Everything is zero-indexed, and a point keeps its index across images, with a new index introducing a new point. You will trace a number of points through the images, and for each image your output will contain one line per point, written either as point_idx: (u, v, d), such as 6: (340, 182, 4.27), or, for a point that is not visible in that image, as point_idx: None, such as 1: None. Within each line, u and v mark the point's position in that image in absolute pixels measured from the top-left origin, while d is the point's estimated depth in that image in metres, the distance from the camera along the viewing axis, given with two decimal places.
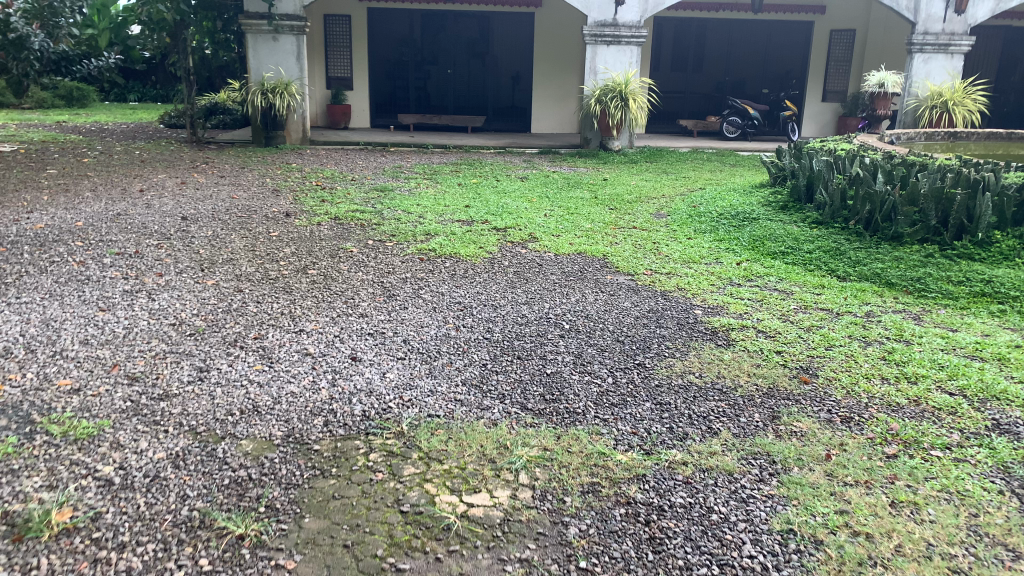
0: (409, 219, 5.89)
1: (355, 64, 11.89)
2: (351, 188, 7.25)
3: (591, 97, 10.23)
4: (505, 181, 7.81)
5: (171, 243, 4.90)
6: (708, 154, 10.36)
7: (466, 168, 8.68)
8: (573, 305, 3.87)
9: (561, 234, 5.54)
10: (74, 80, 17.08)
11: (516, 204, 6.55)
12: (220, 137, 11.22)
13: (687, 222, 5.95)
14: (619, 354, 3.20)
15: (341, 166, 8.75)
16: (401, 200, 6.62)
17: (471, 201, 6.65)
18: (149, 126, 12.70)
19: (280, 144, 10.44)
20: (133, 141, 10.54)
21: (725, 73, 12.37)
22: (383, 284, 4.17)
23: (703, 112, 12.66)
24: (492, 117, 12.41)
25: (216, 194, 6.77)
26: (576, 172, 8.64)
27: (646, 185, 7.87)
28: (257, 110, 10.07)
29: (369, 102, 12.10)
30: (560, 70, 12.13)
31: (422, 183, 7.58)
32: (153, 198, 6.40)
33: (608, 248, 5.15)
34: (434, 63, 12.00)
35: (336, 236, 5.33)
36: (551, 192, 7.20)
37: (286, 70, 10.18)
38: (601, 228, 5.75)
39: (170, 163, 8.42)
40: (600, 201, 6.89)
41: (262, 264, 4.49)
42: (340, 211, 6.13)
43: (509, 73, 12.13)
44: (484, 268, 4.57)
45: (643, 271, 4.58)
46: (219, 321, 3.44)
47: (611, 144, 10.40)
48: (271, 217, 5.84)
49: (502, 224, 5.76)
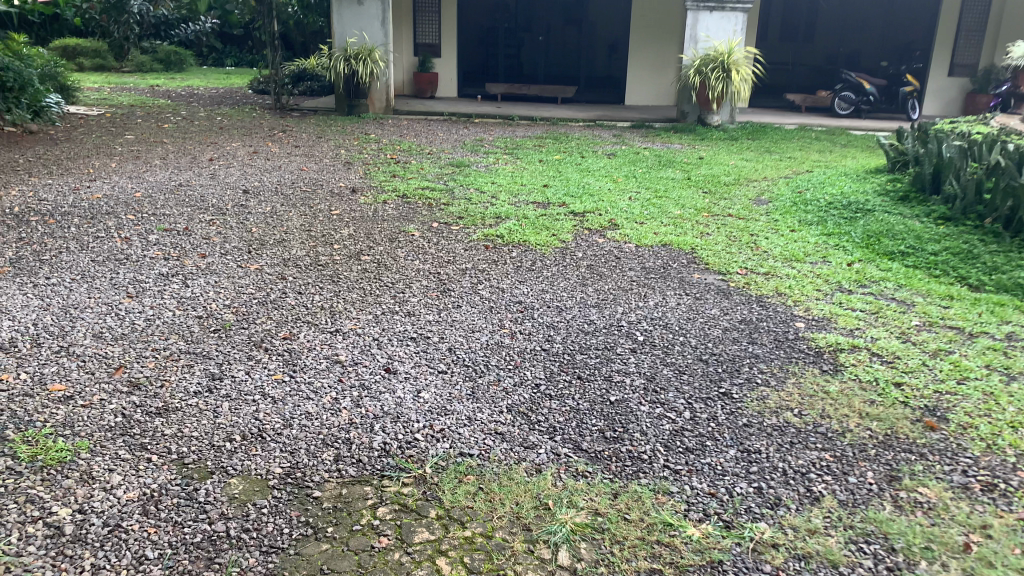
0: (481, 198, 5.48)
1: (444, 31, 11.48)
2: (425, 162, 6.88)
3: (690, 68, 9.53)
4: (590, 158, 7.28)
5: (224, 219, 4.65)
6: (816, 132, 9.49)
7: (549, 143, 8.18)
8: (652, 311, 3.35)
9: (643, 220, 5.01)
10: (171, 44, 17.44)
11: (597, 184, 6.04)
12: (306, 105, 11.06)
13: (790, 212, 5.30)
14: (702, 379, 2.67)
15: (420, 138, 8.39)
16: (475, 177, 6.21)
17: (550, 180, 6.17)
18: (238, 92, 12.71)
19: (363, 113, 10.17)
20: (219, 108, 10.50)
21: (839, 45, 11.39)
22: (439, 276, 3.76)
23: (813, 86, 11.68)
24: (584, 88, 11.77)
25: (286, 165, 6.53)
26: (668, 149, 8.02)
27: (745, 166, 7.19)
28: (341, 78, 9.80)
29: (457, 71, 11.68)
30: (659, 39, 11.38)
31: (501, 159, 7.15)
32: (221, 169, 6.21)
33: (696, 239, 4.59)
34: (527, 31, 11.50)
35: (400, 216, 4.96)
36: (638, 172, 6.64)
37: (370, 36, 9.89)
38: (689, 215, 5.19)
39: (248, 131, 8.29)
40: (692, 183, 6.28)
41: (314, 247, 4.17)
42: (408, 187, 5.77)
43: (604, 42, 11.48)
44: (554, 260, 4.10)
45: (736, 269, 4.02)
46: (249, 316, 3.13)
47: (710, 119, 9.64)
48: (335, 192, 5.53)
49: (579, 207, 5.27)
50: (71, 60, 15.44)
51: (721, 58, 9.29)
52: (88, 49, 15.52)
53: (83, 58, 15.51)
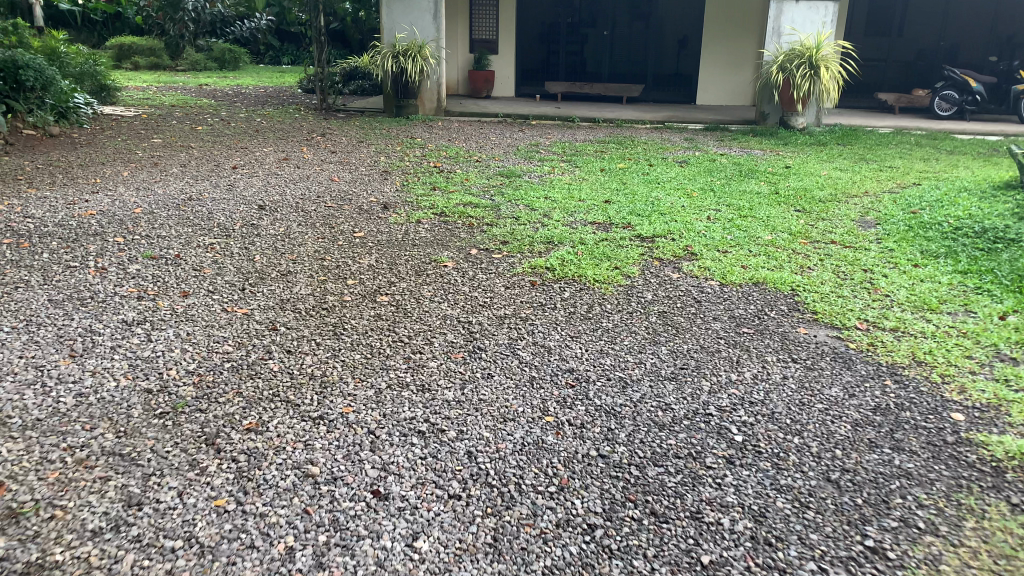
0: (531, 217, 4.68)
1: (502, 25, 10.68)
2: (472, 171, 6.09)
3: (772, 64, 8.53)
4: (660, 166, 6.40)
5: (227, 244, 3.94)
6: (916, 136, 8.39)
7: (613, 149, 7.32)
8: (750, 392, 2.47)
9: (728, 249, 4.11)
10: (227, 43, 17.02)
11: (669, 200, 5.17)
12: (353, 104, 10.42)
13: (906, 238, 4.36)
14: (837, 527, 1.83)
15: (470, 142, 7.61)
16: (527, 190, 5.39)
17: (614, 195, 5.32)
18: (286, 90, 12.16)
19: (412, 114, 9.41)
20: (262, 108, 9.92)
21: (940, 37, 10.17)
22: (470, 328, 2.97)
23: (909, 85, 10.48)
24: (651, 87, 10.82)
25: (317, 174, 5.81)
26: (748, 156, 7.06)
27: (841, 178, 6.20)
28: (388, 76, 9.09)
29: (514, 69, 10.89)
30: (737, 33, 10.36)
31: (558, 167, 6.33)
32: (242, 179, 5.53)
33: (797, 277, 3.69)
34: (591, 26, 10.62)
35: (433, 241, 4.17)
36: (717, 185, 5.72)
37: (421, 31, 9.14)
38: (784, 243, 4.26)
39: (285, 134, 7.64)
40: (782, 198, 5.35)
41: (320, 285, 3.40)
42: (448, 202, 5.00)
43: (674, 37, 10.51)
44: (616, 304, 3.27)
45: (855, 322, 3.12)
46: (212, 393, 2.37)
47: (794, 121, 8.59)
48: (363, 209, 4.78)
49: (647, 230, 4.40)
50: (125, 59, 15.19)
51: (807, 54, 8.28)
52: (142, 47, 15.27)
53: (137, 57, 15.24)
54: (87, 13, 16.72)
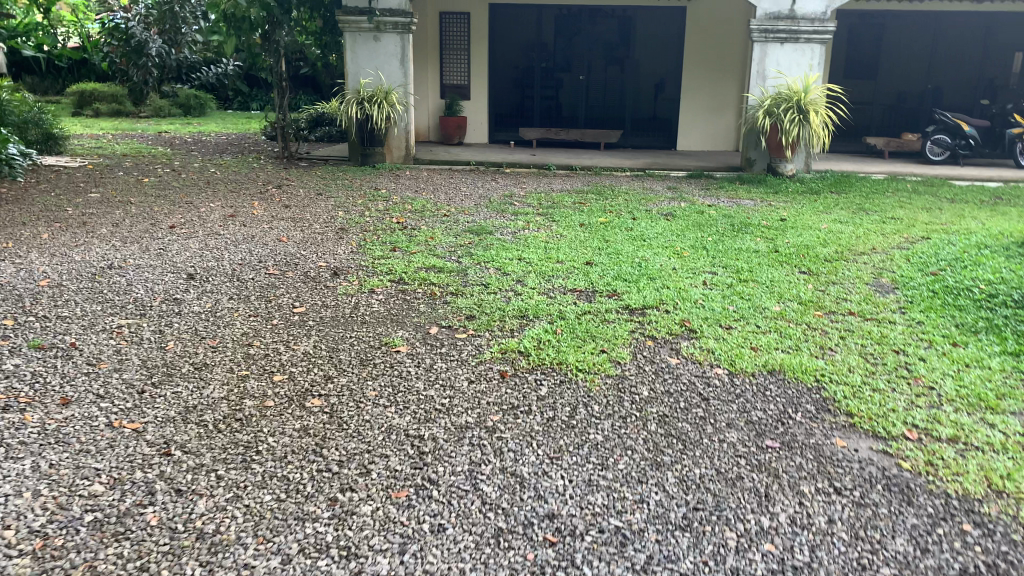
0: (503, 284, 4.08)
1: (474, 69, 10.22)
2: (438, 228, 5.50)
3: (758, 108, 8.09)
4: (645, 220, 5.85)
5: (138, 327, 3.29)
6: (911, 183, 7.95)
7: (593, 200, 6.78)
8: (789, 550, 1.93)
9: (732, 322, 3.51)
10: (194, 88, 16.33)
11: (659, 261, 4.60)
12: (317, 151, 9.85)
13: (934, 307, 3.82)
14: None
15: (438, 194, 7.04)
16: (500, 250, 4.80)
17: (596, 255, 4.73)
18: (248, 136, 11.58)
19: (379, 163, 8.84)
20: (220, 156, 9.32)
21: (929, 79, 9.83)
22: (422, 445, 2.34)
23: (897, 128, 10.10)
24: (630, 130, 10.35)
25: (264, 234, 5.19)
26: (739, 207, 6.55)
27: (842, 231, 5.70)
28: (353, 123, 8.54)
29: (488, 114, 10.40)
30: (717, 77, 9.95)
31: (534, 222, 5.75)
32: (178, 240, 4.89)
33: (817, 362, 3.10)
34: (567, 70, 10.19)
35: (386, 317, 3.55)
36: (709, 242, 5.17)
37: (387, 75, 8.61)
38: (795, 315, 3.68)
39: (237, 186, 7.03)
40: (783, 257, 4.80)
41: (238, 386, 2.74)
42: (408, 266, 4.37)
43: (651, 80, 10.09)
44: (605, 404, 2.65)
45: (905, 430, 2.56)
46: (54, 571, 1.71)
47: (783, 168, 8.11)
48: (309, 276, 4.15)
49: (636, 300, 3.80)
50: (87, 106, 14.59)
51: (795, 98, 7.84)
52: (104, 93, 14.61)
53: (98, 103, 14.62)
54: (53, 58, 16.19)
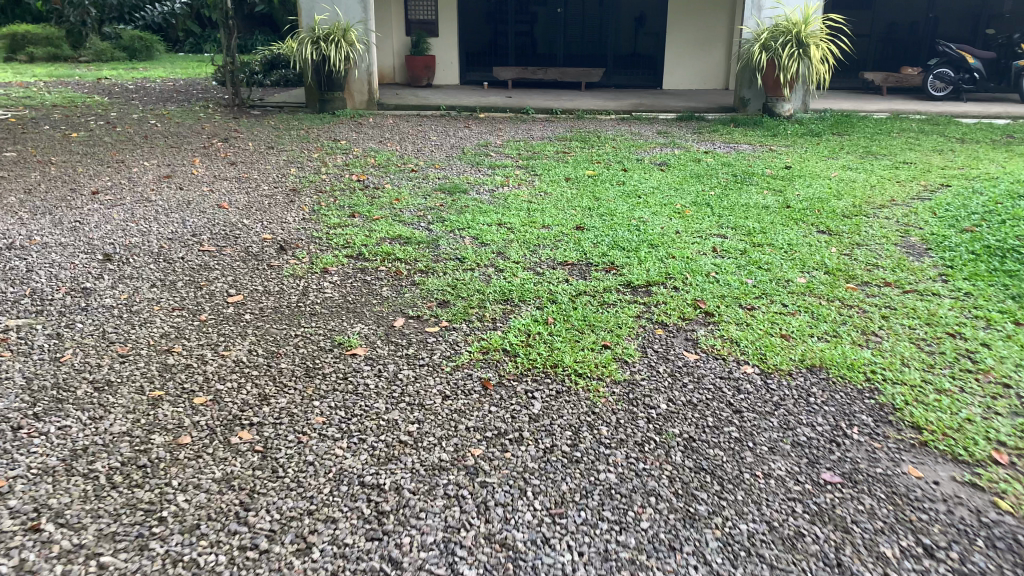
0: (481, 258, 3.48)
1: (442, 4, 9.43)
2: (404, 187, 4.85)
3: (754, 42, 7.44)
4: (637, 173, 5.25)
5: (29, 331, 2.66)
6: (915, 122, 7.39)
7: (576, 149, 6.15)
8: None
9: (753, 300, 2.97)
10: (139, 29, 15.30)
11: (658, 223, 4.02)
12: (272, 97, 9.04)
13: (982, 275, 3.28)
14: None
15: (404, 144, 6.35)
16: (475, 213, 4.19)
17: (585, 217, 4.14)
18: (198, 83, 10.70)
19: (340, 109, 8.06)
20: (164, 105, 8.50)
21: (931, 9, 9.18)
22: (377, 505, 1.77)
23: (896, 62, 9.48)
24: (613, 69, 9.66)
25: (202, 199, 4.52)
26: (737, 155, 5.96)
27: (854, 180, 5.14)
28: (309, 66, 7.73)
29: (459, 53, 9.62)
30: (705, 9, 9.24)
31: (513, 178, 5.12)
32: (99, 209, 4.21)
33: (863, 353, 2.54)
34: (542, 3, 9.40)
35: (340, 307, 2.94)
36: (711, 198, 4.59)
37: (345, 11, 7.79)
38: (823, 288, 3.12)
39: (178, 141, 6.29)
40: (797, 215, 4.24)
41: (146, 414, 2.14)
42: (369, 237, 3.75)
43: (632, 14, 9.32)
44: (615, 427, 2.09)
45: (992, 450, 1.99)
46: None
47: (781, 108, 7.52)
48: (250, 253, 3.52)
49: (637, 275, 3.23)
50: (20, 51, 13.43)
51: (793, 31, 7.20)
52: (39, 36, 13.58)
53: (33, 48, 13.50)
54: None
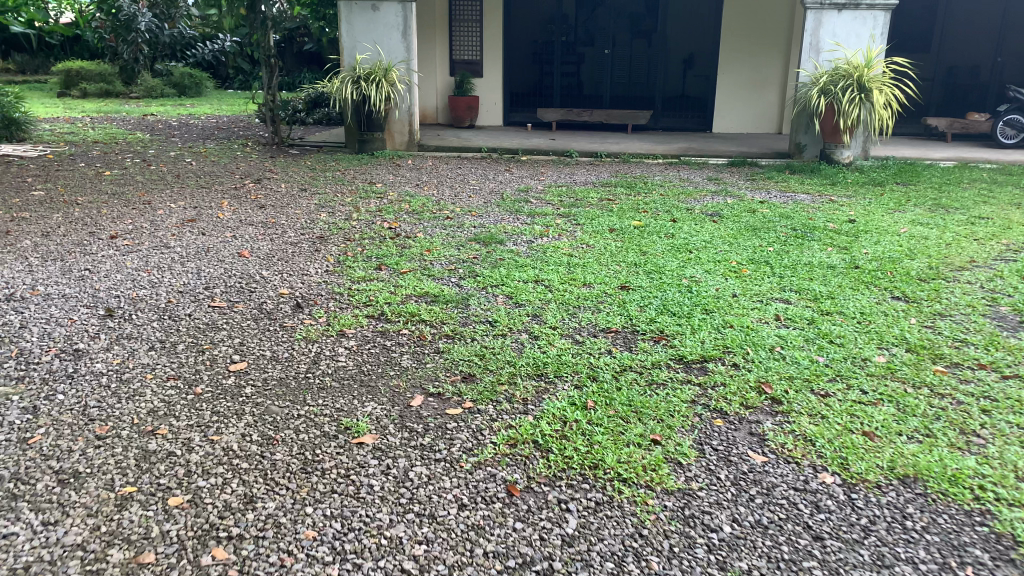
0: (515, 321, 3.14)
1: (488, 45, 9.23)
2: (437, 235, 4.55)
3: (811, 86, 7.07)
4: (686, 224, 4.89)
5: (3, 403, 2.37)
6: (987, 171, 6.90)
7: (622, 195, 5.81)
8: None
9: (826, 385, 2.58)
10: (190, 67, 15.48)
11: (712, 284, 3.64)
12: (311, 136, 8.90)
13: None
14: None
15: (441, 188, 6.08)
16: (511, 268, 3.86)
17: (630, 275, 3.78)
18: (241, 121, 10.66)
19: (378, 149, 7.84)
20: (202, 143, 8.40)
21: (999, 52, 8.74)
22: None
23: (961, 108, 8.99)
24: (660, 112, 9.32)
25: (223, 246, 4.27)
26: (794, 205, 5.56)
27: (926, 236, 4.72)
28: (348, 106, 7.55)
29: (502, 94, 9.41)
30: (757, 51, 8.87)
31: (554, 227, 4.79)
32: (113, 256, 3.98)
33: (966, 460, 2.12)
34: (588, 44, 9.17)
35: (353, 380, 2.61)
36: (770, 254, 4.20)
37: (387, 51, 7.62)
38: (906, 371, 2.71)
39: (210, 181, 6.11)
40: (868, 277, 3.82)
41: (109, 520, 1.82)
42: (395, 294, 3.44)
43: (680, 55, 9.04)
44: (669, 558, 1.71)
45: None
46: None
47: (840, 155, 7.09)
48: (263, 311, 3.24)
49: (690, 348, 2.85)
50: (73, 86, 13.67)
51: (854, 74, 6.82)
52: (92, 73, 13.72)
53: (86, 84, 13.68)
54: (42, 35, 15.55)
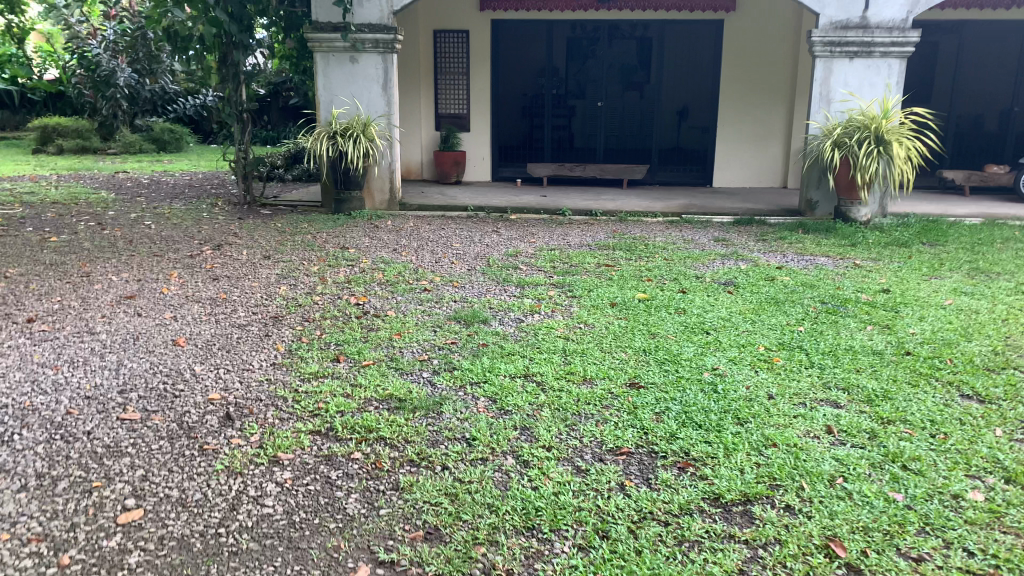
0: (500, 440, 2.46)
1: (475, 97, 8.72)
2: (412, 313, 3.91)
3: (823, 139, 6.54)
4: (699, 295, 4.27)
5: None
6: (1018, 229, 6.34)
7: (624, 260, 5.21)
8: None
9: (914, 542, 1.97)
10: (172, 122, 14.97)
11: (741, 379, 2.99)
12: (286, 194, 8.30)
13: None
14: None
15: (422, 253, 5.46)
16: (495, 358, 3.21)
17: (639, 366, 3.13)
18: (215, 176, 10.08)
19: (356, 209, 7.25)
20: (168, 202, 7.79)
21: (1013, 101, 8.24)
22: None
23: (976, 160, 8.49)
24: (657, 165, 8.77)
25: (159, 330, 3.60)
26: (817, 271, 4.96)
27: (976, 309, 4.12)
28: (324, 162, 6.96)
29: (491, 148, 8.88)
30: (759, 101, 8.39)
31: (548, 301, 4.16)
32: (18, 346, 3.30)
33: None
34: (580, 96, 8.68)
35: (278, 540, 1.94)
36: (803, 336, 3.57)
37: (366, 104, 7.08)
38: (1017, 517, 2.08)
39: (164, 247, 5.47)
40: (926, 369, 3.19)
41: None
42: (355, 398, 2.79)
43: (673, 107, 8.57)
44: None
45: None
46: None
47: (857, 213, 6.52)
48: (182, 426, 2.56)
49: (728, 484, 2.23)
50: (49, 143, 13.12)
51: (871, 126, 6.30)
52: (68, 128, 13.16)
53: (61, 139, 13.12)
54: (25, 91, 15.14)
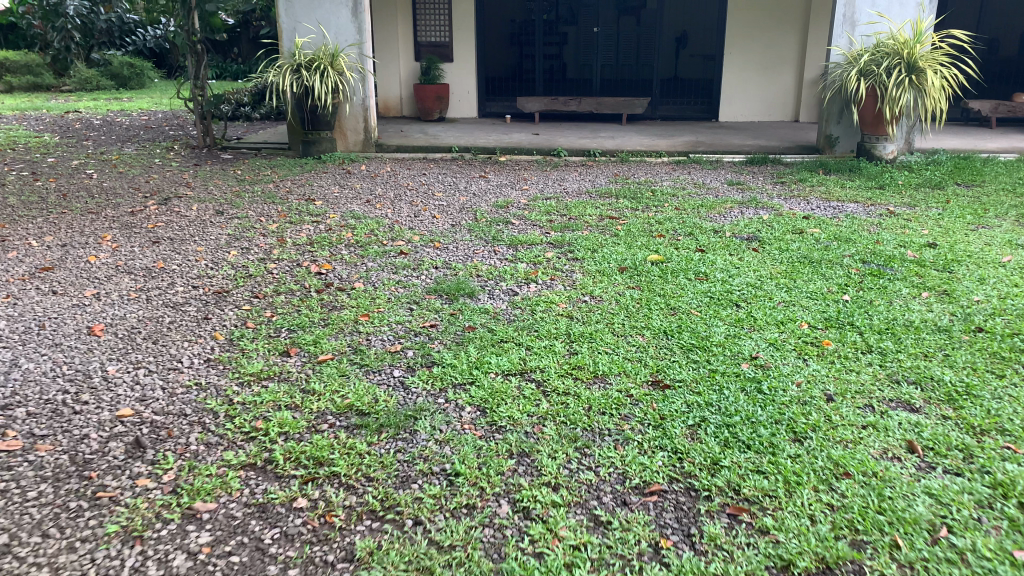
0: (489, 476, 1.87)
1: (457, 24, 7.91)
2: (384, 285, 3.28)
3: (849, 67, 5.84)
4: (719, 255, 3.66)
5: None
6: None
7: (628, 211, 4.56)
8: None
9: None
10: (133, 56, 13.97)
11: (788, 372, 2.40)
12: (250, 136, 7.56)
13: None
14: None
15: (398, 205, 4.80)
16: (483, 348, 2.60)
17: (660, 356, 2.53)
18: (177, 117, 9.27)
19: (327, 152, 6.53)
20: (119, 147, 7.05)
21: None
22: None
23: (1004, 89, 7.79)
24: (657, 99, 8.05)
25: (73, 314, 2.97)
26: (849, 221, 4.33)
27: None
28: (289, 100, 6.21)
29: (476, 81, 8.12)
30: (770, 27, 7.63)
31: (543, 266, 3.52)
32: None
33: None
34: (572, 22, 7.88)
35: None
36: (852, 309, 2.96)
37: (333, 33, 6.29)
38: None
39: (102, 203, 4.79)
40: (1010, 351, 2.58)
41: None
42: (302, 412, 2.19)
43: (673, 33, 7.78)
44: None
45: None
46: None
47: (883, 149, 5.88)
48: (75, 462, 1.98)
49: (796, 541, 1.65)
50: None
51: (903, 53, 5.60)
52: (19, 63, 12.18)
53: (12, 77, 12.18)
54: None
